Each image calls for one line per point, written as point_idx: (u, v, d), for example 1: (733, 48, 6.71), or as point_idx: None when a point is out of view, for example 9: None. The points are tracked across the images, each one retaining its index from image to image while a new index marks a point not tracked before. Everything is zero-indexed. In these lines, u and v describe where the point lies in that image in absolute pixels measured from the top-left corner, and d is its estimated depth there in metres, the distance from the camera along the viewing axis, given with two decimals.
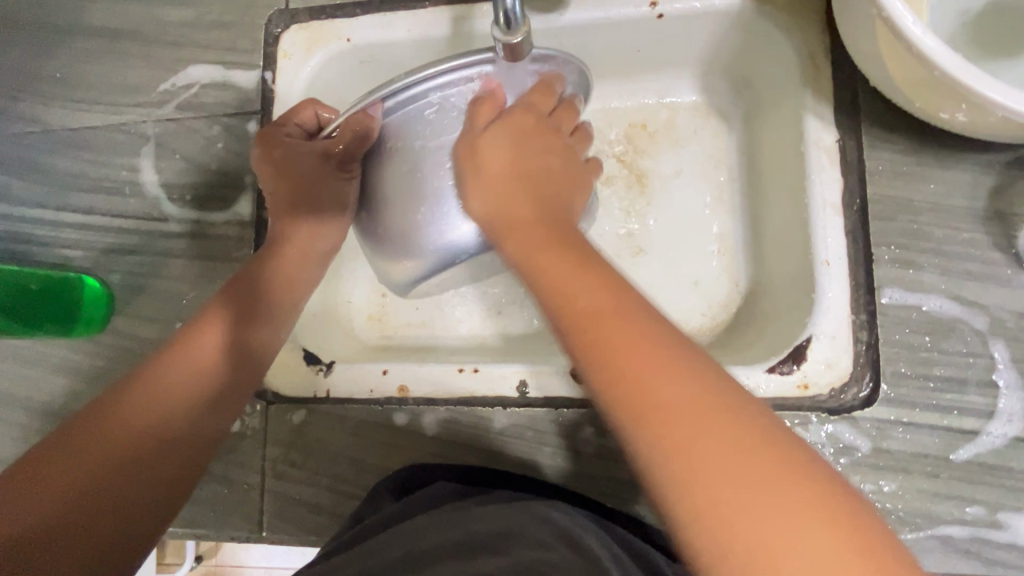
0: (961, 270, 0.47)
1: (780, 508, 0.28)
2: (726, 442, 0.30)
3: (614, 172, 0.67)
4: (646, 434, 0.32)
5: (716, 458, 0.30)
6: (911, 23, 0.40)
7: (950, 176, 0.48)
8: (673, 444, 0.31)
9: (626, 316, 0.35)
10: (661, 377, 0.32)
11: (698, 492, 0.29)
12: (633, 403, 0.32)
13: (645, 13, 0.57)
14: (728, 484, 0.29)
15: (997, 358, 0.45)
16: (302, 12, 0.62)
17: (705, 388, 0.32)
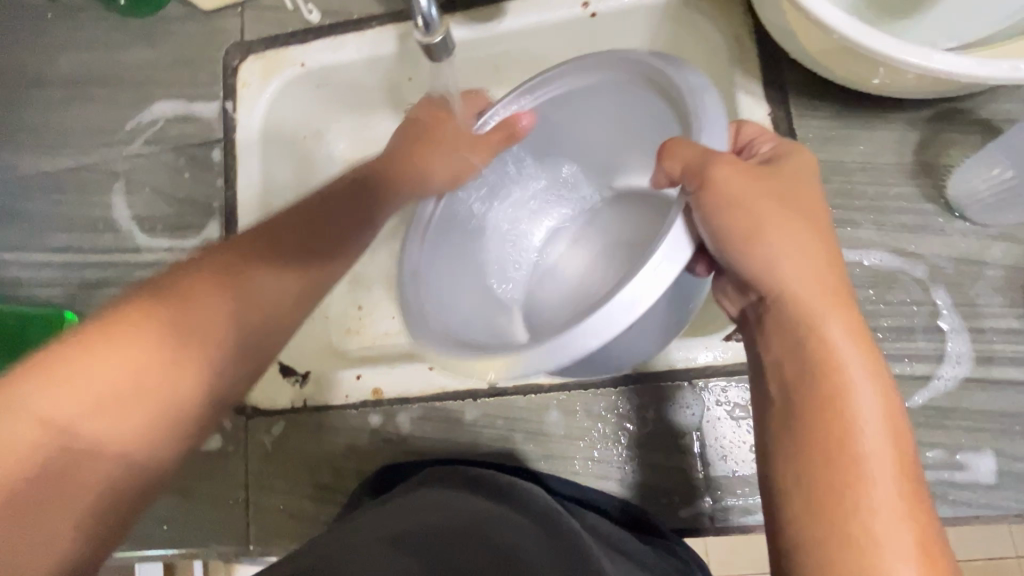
0: (896, 223, 0.49)
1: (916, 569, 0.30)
2: (894, 468, 0.32)
3: None
4: (818, 461, 0.33)
5: (881, 497, 0.31)
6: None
7: (876, 136, 0.50)
8: (843, 477, 0.32)
9: (846, 356, 0.35)
10: (871, 412, 0.33)
11: (850, 504, 0.32)
12: (818, 430, 0.34)
13: (579, 14, 0.60)
14: (884, 524, 0.31)
15: (940, 303, 0.47)
16: (257, 43, 0.65)
17: (898, 436, 0.33)
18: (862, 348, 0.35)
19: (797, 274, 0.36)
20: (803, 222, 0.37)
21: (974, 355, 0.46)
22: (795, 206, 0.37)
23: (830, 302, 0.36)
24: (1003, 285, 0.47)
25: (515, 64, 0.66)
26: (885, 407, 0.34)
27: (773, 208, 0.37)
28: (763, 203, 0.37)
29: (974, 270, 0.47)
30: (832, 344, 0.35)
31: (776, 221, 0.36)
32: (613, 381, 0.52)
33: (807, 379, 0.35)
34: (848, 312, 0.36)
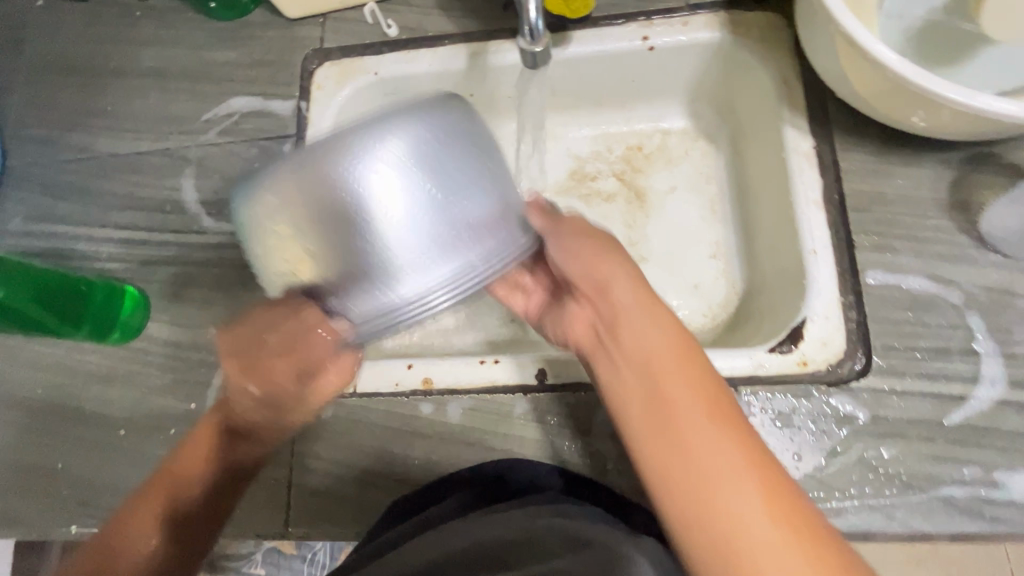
0: (933, 252, 0.52)
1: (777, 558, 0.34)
2: (731, 464, 0.37)
3: (614, 189, 0.74)
4: (684, 515, 0.38)
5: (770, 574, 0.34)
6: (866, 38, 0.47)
7: (914, 172, 0.55)
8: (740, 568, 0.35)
9: (725, 452, 0.38)
10: (744, 484, 0.36)
11: (700, 505, 0.37)
12: (660, 445, 0.40)
13: (639, 46, 0.65)
14: (744, 519, 0.36)
15: (975, 328, 0.50)
16: (335, 51, 0.69)
17: (741, 435, 0.39)
18: (747, 459, 0.37)
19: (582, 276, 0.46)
20: (606, 259, 0.46)
21: (1007, 379, 0.48)
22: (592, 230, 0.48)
23: (707, 412, 0.39)
24: None
25: (572, 88, 0.71)
26: (715, 416, 0.39)
27: (586, 253, 0.46)
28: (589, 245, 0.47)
29: (1009, 300, 0.50)
30: (643, 353, 0.43)
31: (592, 263, 0.46)
32: None
33: (639, 396, 0.42)
34: (710, 400, 0.40)
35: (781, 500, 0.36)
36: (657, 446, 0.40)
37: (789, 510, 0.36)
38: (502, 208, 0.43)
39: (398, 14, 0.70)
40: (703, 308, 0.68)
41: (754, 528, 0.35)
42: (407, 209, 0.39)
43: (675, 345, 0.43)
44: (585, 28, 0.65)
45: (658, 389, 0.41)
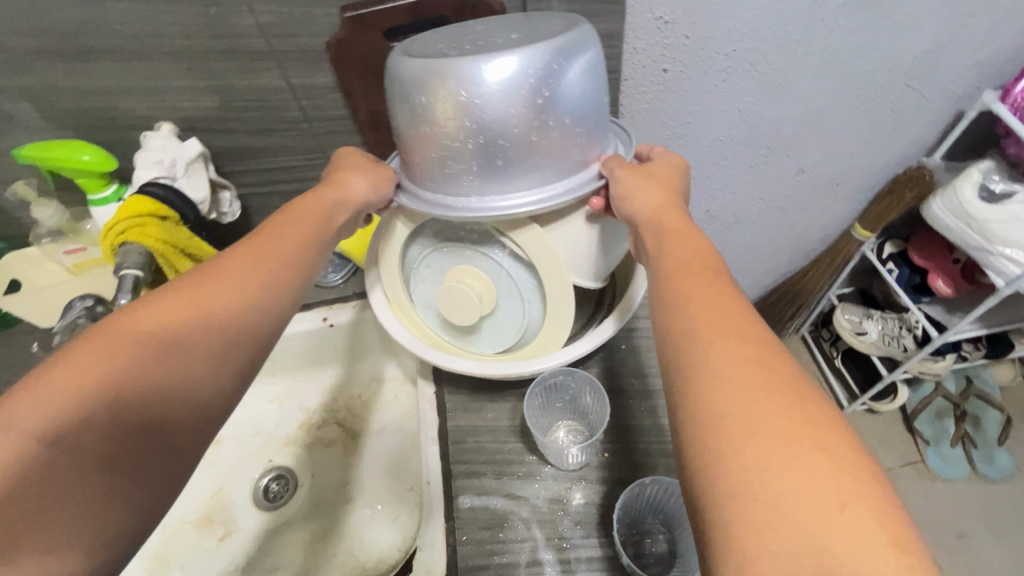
0: (509, 473, 0.63)
1: (765, 431, 0.34)
2: (742, 354, 0.39)
3: (336, 435, 0.89)
4: (706, 387, 0.38)
5: (770, 429, 0.35)
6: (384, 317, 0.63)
7: (500, 405, 0.68)
8: (774, 455, 0.34)
9: (770, 357, 0.39)
10: (785, 429, 0.35)
11: (715, 378, 0.38)
12: (683, 317, 0.42)
13: (320, 323, 0.86)
14: (745, 395, 0.36)
15: (539, 540, 0.58)
16: None
17: (790, 399, 0.36)
18: (750, 361, 0.38)
19: (664, 218, 0.52)
20: (655, 183, 0.54)
21: None
22: (657, 182, 0.55)
23: (709, 332, 0.41)
24: (583, 518, 0.59)
25: (289, 358, 0.89)
26: (742, 325, 0.41)
27: (655, 191, 0.53)
28: (639, 176, 0.54)
29: (561, 507, 0.60)
30: (675, 265, 0.47)
31: (635, 180, 0.53)
32: None
33: (662, 284, 0.46)
34: (735, 307, 0.42)
35: (784, 386, 0.37)
36: (702, 323, 0.41)
37: (801, 399, 0.36)
38: (565, 75, 0.50)
39: None
40: (400, 543, 0.76)
41: (760, 405, 0.36)
42: (522, 52, 0.48)
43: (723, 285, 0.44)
44: None
45: (698, 282, 0.44)
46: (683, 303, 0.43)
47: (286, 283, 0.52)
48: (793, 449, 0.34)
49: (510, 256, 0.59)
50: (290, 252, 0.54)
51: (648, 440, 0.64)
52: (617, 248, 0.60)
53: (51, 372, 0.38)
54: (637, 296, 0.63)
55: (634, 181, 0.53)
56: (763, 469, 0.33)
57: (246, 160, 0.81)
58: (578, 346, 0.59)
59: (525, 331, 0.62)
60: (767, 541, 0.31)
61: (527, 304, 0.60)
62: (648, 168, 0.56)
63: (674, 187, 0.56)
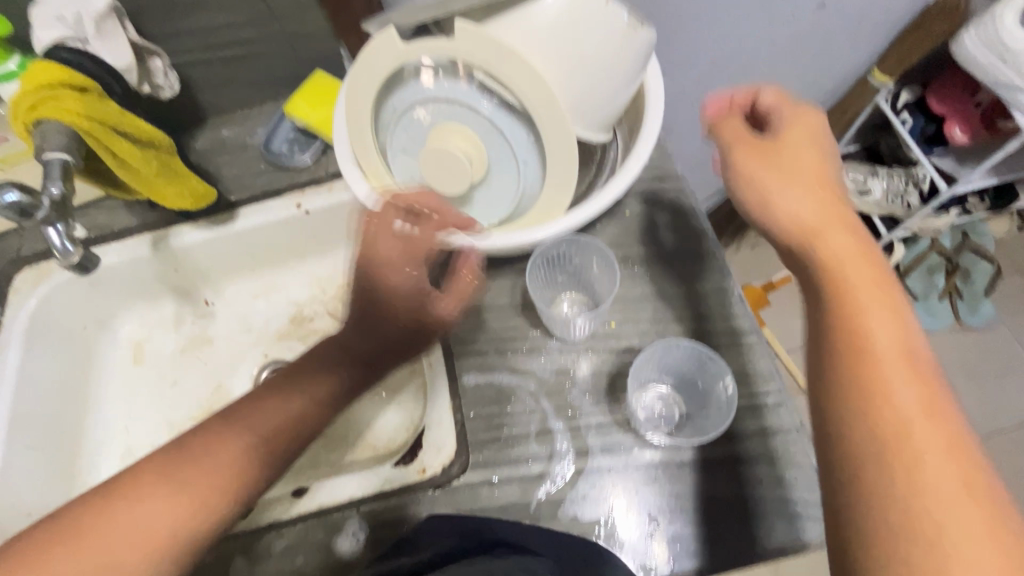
0: (514, 348, 0.61)
1: (913, 418, 0.38)
2: (886, 314, 0.43)
3: (330, 326, 0.85)
4: (851, 335, 0.42)
5: (909, 400, 0.39)
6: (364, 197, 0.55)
7: (497, 282, 0.64)
8: (895, 431, 0.38)
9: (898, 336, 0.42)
10: (929, 418, 0.38)
11: (846, 350, 0.42)
12: (828, 287, 0.46)
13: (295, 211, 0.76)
14: (891, 376, 0.40)
15: (547, 410, 0.58)
16: (31, 257, 0.76)
17: (931, 389, 0.40)
18: (906, 358, 0.41)
19: (812, 220, 0.49)
20: (799, 182, 0.51)
21: (572, 452, 0.56)
22: (814, 184, 0.51)
23: (864, 304, 0.44)
24: (593, 386, 0.58)
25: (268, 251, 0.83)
26: (890, 307, 0.44)
27: (801, 192, 0.50)
28: (778, 185, 0.51)
29: (569, 378, 0.59)
30: (823, 241, 0.47)
31: (771, 180, 0.52)
32: (304, 517, 0.56)
33: (804, 244, 0.48)
34: (866, 262, 0.46)
35: (932, 391, 0.40)
36: (857, 283, 0.45)
37: (944, 402, 0.40)
38: None
39: (87, 215, 0.77)
40: (411, 423, 0.77)
41: (908, 388, 0.39)
42: None
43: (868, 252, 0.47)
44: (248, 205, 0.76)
45: (857, 258, 0.46)
46: (826, 246, 0.47)
47: (349, 341, 0.56)
48: (940, 438, 0.37)
49: (497, 110, 0.50)
50: (342, 359, 0.56)
51: (654, 309, 0.61)
52: (623, 92, 0.52)
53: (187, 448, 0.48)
54: (643, 154, 0.57)
55: (765, 194, 0.51)
56: (902, 443, 0.37)
57: (172, 17, 0.67)
58: (582, 211, 0.54)
59: (522, 199, 0.55)
60: (886, 520, 0.36)
61: (522, 168, 0.53)
62: (773, 158, 0.53)
63: (839, 204, 0.50)
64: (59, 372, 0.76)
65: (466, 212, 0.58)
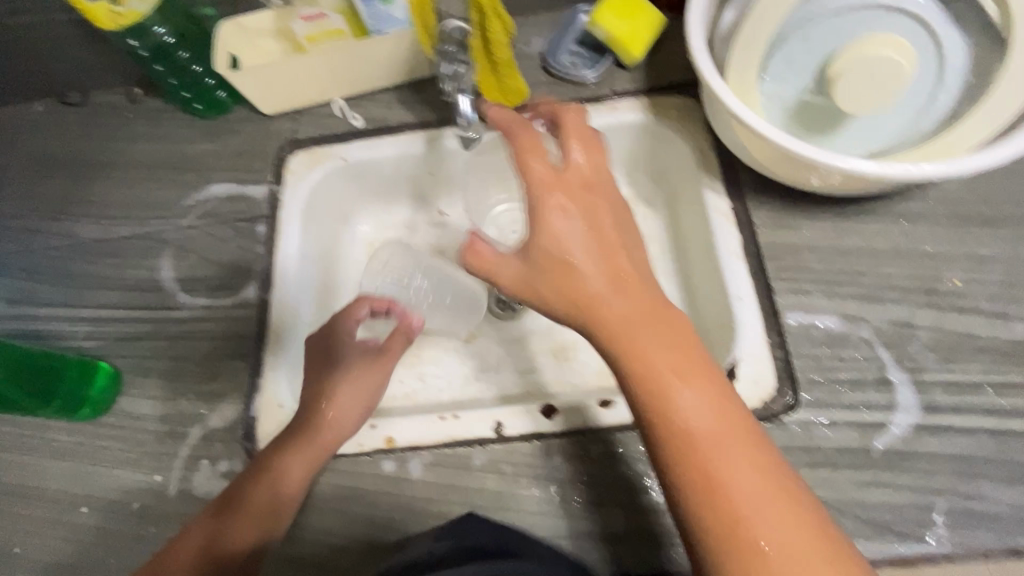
0: (844, 293, 0.58)
1: (810, 550, 0.41)
2: (762, 498, 0.43)
3: None
4: (717, 499, 0.43)
5: (796, 525, 0.42)
6: (742, 113, 0.52)
7: (818, 224, 0.61)
8: (704, 462, 0.43)
9: (699, 398, 0.46)
10: (811, 543, 0.42)
11: (774, 506, 0.43)
12: (644, 380, 0.46)
13: None
14: (746, 500, 0.42)
15: (885, 359, 0.55)
16: (306, 141, 0.77)
17: (796, 506, 0.43)
18: (757, 466, 0.44)
19: (715, 422, 0.45)
20: (710, 391, 0.46)
21: (919, 405, 0.53)
22: (721, 406, 0.46)
23: (691, 394, 0.46)
24: (935, 344, 0.55)
25: None
26: (721, 412, 0.46)
27: (675, 342, 0.47)
28: (688, 386, 0.46)
29: (907, 331, 0.56)
30: (643, 362, 0.46)
31: (693, 395, 0.45)
32: (617, 427, 0.58)
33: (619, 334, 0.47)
34: (727, 413, 0.46)
35: (788, 501, 0.43)
36: (689, 389, 0.46)
37: (800, 510, 0.43)
38: None
39: (363, 107, 0.78)
40: None
41: (775, 514, 0.42)
42: None
43: (718, 400, 0.46)
44: None
45: (684, 365, 0.47)
46: (666, 377, 0.46)
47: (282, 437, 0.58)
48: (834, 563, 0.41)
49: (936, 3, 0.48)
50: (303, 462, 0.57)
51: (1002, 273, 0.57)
52: None
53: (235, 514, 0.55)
54: None
55: (641, 354, 0.47)
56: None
57: None
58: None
59: (927, 113, 0.50)
60: (704, 516, 0.42)
61: (948, 71, 0.49)
62: (713, 396, 0.46)
63: (739, 408, 0.46)
64: (317, 257, 0.77)
65: (843, 134, 0.53)
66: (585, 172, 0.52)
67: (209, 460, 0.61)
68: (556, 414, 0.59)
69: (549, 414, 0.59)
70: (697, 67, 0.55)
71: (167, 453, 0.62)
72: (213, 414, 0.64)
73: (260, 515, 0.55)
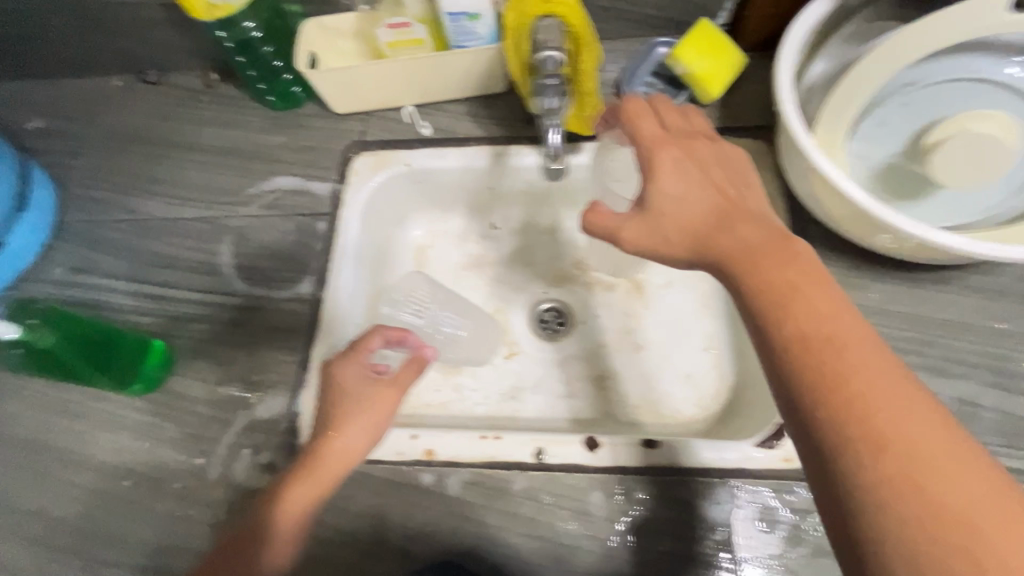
0: (908, 361, 0.57)
1: (992, 505, 0.32)
2: (952, 457, 0.34)
3: (615, 280, 0.83)
4: (885, 457, 0.34)
5: (956, 475, 0.33)
6: (830, 171, 0.51)
7: (887, 287, 0.60)
8: (860, 413, 0.35)
9: (885, 375, 0.36)
10: (981, 496, 0.32)
11: (931, 455, 0.33)
12: (796, 341, 0.38)
13: None
14: (931, 455, 0.33)
15: None
16: (373, 143, 0.78)
17: (971, 458, 0.33)
18: (915, 415, 0.35)
19: (847, 361, 0.37)
20: (861, 339, 0.37)
21: None
22: (883, 355, 0.37)
23: (864, 353, 0.37)
24: (999, 427, 0.54)
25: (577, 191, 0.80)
26: (881, 360, 0.37)
27: (774, 268, 0.41)
28: (851, 335, 0.38)
29: (971, 409, 0.54)
30: (790, 305, 0.39)
31: (852, 347, 0.37)
32: (662, 471, 0.57)
33: (748, 287, 0.41)
34: (876, 358, 0.37)
35: (933, 453, 0.34)
36: (859, 347, 0.37)
37: (949, 461, 0.34)
38: None
39: (431, 116, 0.79)
40: (697, 399, 0.75)
41: (945, 469, 0.33)
42: None
43: (869, 338, 0.38)
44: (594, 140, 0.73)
45: (827, 314, 0.39)
46: (814, 332, 0.38)
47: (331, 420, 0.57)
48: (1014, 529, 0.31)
49: None
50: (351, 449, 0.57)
51: None
52: None
53: (292, 494, 0.54)
54: None
55: (768, 296, 0.40)
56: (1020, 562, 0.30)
57: None
58: None
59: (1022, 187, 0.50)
60: (905, 509, 0.32)
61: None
62: (830, 335, 0.38)
63: (874, 346, 0.37)
64: (371, 259, 0.77)
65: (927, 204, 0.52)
66: (673, 128, 0.50)
67: (250, 450, 0.62)
68: (600, 447, 0.58)
69: (592, 447, 0.58)
70: (785, 120, 0.54)
71: (211, 438, 0.64)
72: (259, 404, 0.65)
73: (302, 508, 0.54)
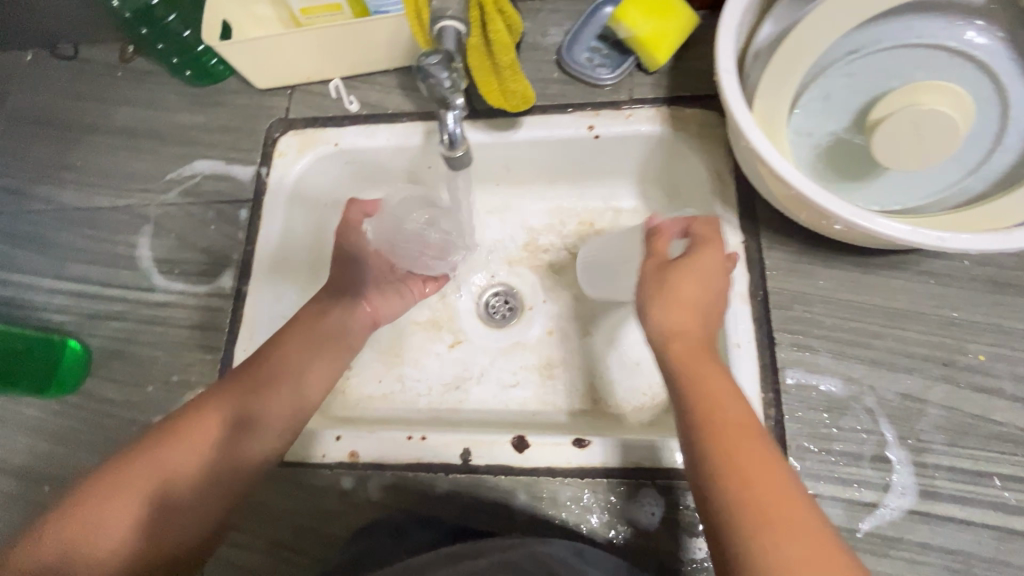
0: (853, 355, 0.53)
1: (807, 534, 0.36)
2: (782, 490, 0.38)
3: (565, 263, 0.78)
4: (734, 484, 0.39)
5: (785, 508, 0.37)
6: (765, 151, 0.45)
7: (835, 273, 0.56)
8: (721, 439, 0.41)
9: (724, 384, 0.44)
10: (801, 523, 0.37)
11: (766, 489, 0.38)
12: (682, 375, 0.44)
13: (585, 134, 0.67)
14: (764, 484, 0.39)
15: (888, 435, 0.50)
16: (299, 121, 0.72)
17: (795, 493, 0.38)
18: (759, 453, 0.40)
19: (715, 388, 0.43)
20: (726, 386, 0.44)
21: (917, 489, 0.49)
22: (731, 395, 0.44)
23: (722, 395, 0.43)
24: (945, 425, 0.50)
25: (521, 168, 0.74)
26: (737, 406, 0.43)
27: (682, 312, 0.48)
28: (717, 379, 0.44)
29: (916, 406, 0.51)
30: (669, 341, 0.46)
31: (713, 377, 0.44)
32: (590, 472, 0.55)
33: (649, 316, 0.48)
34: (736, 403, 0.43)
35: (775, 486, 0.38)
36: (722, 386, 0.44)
37: (782, 492, 0.38)
38: None
39: (360, 90, 0.73)
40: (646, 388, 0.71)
41: (771, 500, 0.38)
42: None
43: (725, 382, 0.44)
44: (534, 115, 0.67)
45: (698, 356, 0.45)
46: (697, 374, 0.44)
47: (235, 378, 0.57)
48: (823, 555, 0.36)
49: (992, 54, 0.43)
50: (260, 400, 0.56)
51: None
52: None
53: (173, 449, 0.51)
54: None
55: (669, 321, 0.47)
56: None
57: None
58: None
59: (982, 168, 0.45)
60: (741, 527, 0.37)
61: (1007, 129, 0.44)
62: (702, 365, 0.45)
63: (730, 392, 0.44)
64: (303, 246, 0.72)
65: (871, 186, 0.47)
66: None
67: None
68: (528, 448, 0.56)
69: (519, 448, 0.56)
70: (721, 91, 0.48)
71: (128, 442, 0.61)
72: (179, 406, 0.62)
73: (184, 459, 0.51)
